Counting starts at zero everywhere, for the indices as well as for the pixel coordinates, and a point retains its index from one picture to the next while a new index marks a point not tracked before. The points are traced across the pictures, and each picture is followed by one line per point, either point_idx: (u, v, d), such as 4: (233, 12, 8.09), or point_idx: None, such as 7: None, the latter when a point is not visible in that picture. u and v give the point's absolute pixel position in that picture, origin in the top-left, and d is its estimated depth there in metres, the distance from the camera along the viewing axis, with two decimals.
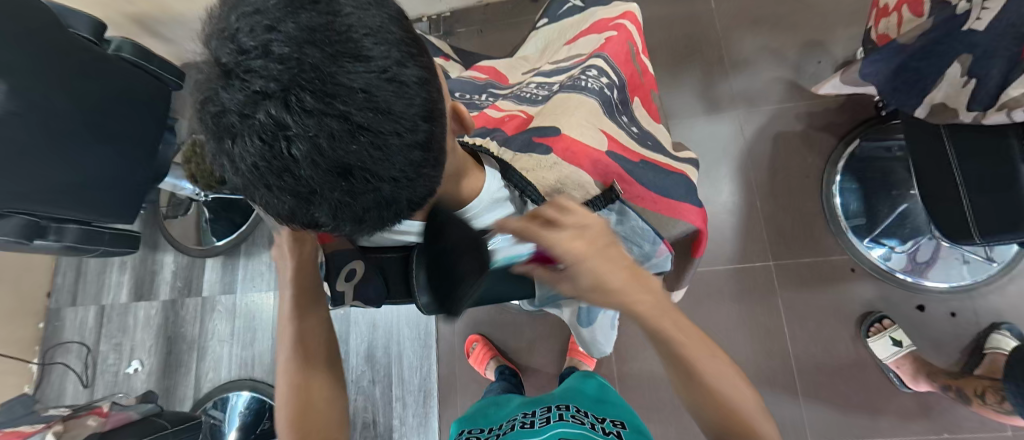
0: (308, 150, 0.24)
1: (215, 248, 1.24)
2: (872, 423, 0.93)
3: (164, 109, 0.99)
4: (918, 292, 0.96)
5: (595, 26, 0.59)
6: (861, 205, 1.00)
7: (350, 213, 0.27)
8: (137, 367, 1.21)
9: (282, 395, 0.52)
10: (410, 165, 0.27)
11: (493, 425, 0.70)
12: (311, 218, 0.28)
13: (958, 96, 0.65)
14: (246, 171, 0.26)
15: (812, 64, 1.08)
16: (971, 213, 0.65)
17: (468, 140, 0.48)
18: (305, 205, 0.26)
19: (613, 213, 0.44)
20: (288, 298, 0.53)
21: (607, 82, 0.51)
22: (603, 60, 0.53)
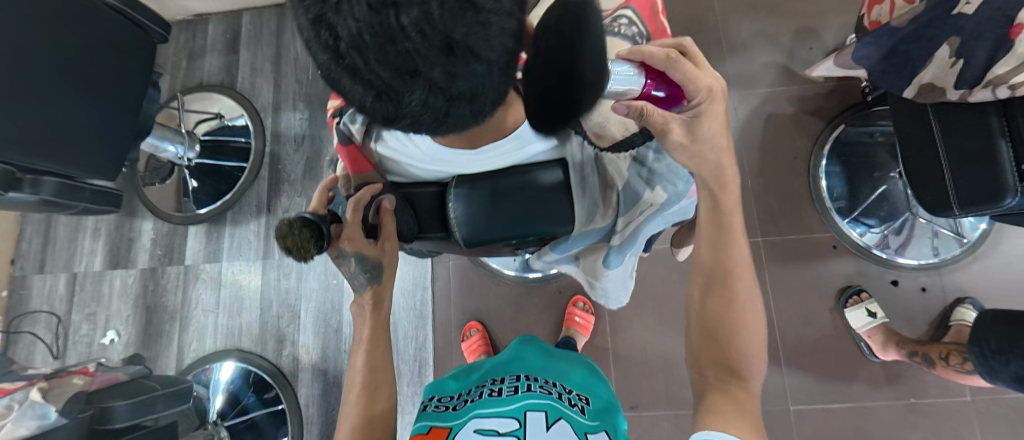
0: (419, 18, 0.21)
1: (198, 216, 1.20)
2: (847, 389, 0.99)
3: (152, 64, 0.92)
4: (892, 268, 1.02)
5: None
6: (845, 187, 1.05)
7: (442, 97, 0.25)
8: (113, 338, 1.15)
9: (348, 410, 0.53)
10: (509, 44, 0.25)
11: (462, 391, 0.71)
12: (399, 103, 0.25)
13: (945, 76, 0.69)
14: (337, 41, 0.22)
15: (805, 49, 1.12)
16: (953, 188, 0.70)
17: None
18: (399, 83, 0.23)
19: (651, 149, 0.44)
20: (364, 340, 0.56)
21: (637, 31, 0.54)
22: (632, 11, 0.56)
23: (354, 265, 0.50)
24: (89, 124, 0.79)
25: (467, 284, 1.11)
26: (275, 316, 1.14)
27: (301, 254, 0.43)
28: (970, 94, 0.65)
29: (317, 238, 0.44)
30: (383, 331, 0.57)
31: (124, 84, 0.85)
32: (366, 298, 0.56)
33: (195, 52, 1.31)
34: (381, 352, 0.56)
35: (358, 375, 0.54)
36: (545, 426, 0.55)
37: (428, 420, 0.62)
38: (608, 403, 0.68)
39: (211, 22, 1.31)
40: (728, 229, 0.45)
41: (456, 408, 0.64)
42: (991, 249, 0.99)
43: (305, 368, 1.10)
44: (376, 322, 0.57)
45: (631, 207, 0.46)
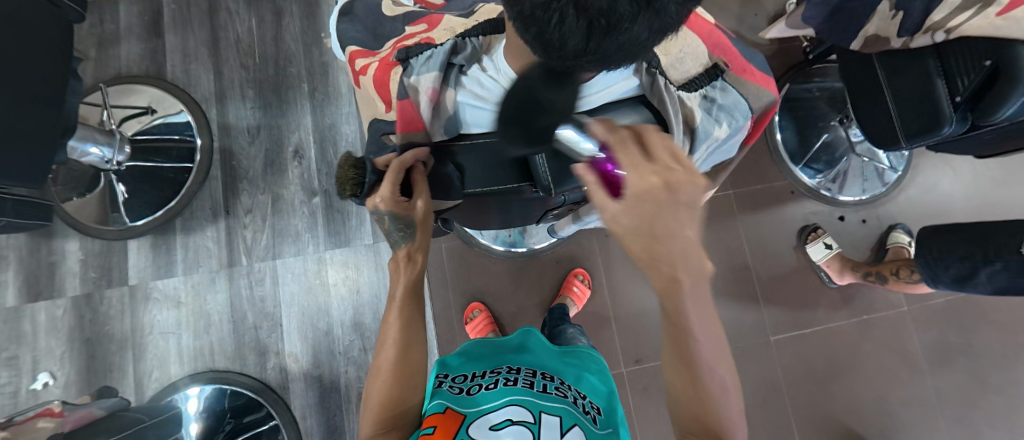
0: None
1: (137, 228, 1.04)
2: (814, 315, 1.12)
3: (69, 47, 0.78)
4: (839, 206, 1.16)
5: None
6: (795, 138, 1.17)
7: (654, 28, 0.24)
8: (47, 381, 0.97)
9: (382, 363, 0.49)
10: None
11: (475, 371, 0.61)
12: (613, 35, 0.23)
13: (887, 27, 0.78)
14: None
15: (751, 15, 1.22)
16: (901, 122, 0.81)
17: None
18: (631, 13, 0.22)
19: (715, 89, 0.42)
20: (397, 298, 0.52)
21: None
22: None
23: (388, 223, 0.45)
24: (16, 117, 0.66)
25: (461, 266, 1.09)
26: (252, 328, 1.03)
27: (342, 191, 0.42)
28: (910, 41, 0.76)
29: (358, 185, 0.42)
30: (417, 289, 0.53)
31: (40, 68, 0.71)
32: (400, 255, 0.52)
33: (106, 38, 1.13)
34: (414, 313, 0.52)
35: (395, 332, 0.49)
36: (559, 434, 0.47)
37: (441, 398, 0.52)
38: (614, 402, 0.60)
39: (124, 3, 1.14)
40: (678, 313, 0.39)
41: (470, 392, 0.53)
42: (911, 182, 1.17)
43: (296, 378, 1.01)
44: (408, 281, 0.52)
45: (701, 145, 0.43)
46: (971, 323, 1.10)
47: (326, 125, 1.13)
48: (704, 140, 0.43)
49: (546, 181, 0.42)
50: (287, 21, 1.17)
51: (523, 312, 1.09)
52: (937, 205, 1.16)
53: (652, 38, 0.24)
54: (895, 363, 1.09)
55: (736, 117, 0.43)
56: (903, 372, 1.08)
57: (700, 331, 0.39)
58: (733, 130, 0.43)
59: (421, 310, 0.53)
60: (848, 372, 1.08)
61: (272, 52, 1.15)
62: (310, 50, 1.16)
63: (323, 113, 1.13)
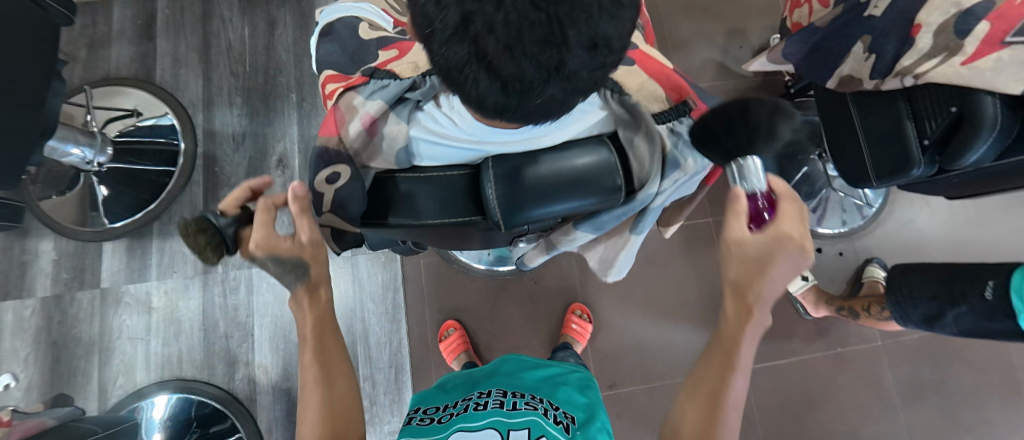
0: (577, 25, 0.22)
1: (114, 230, 1.04)
2: (789, 345, 1.12)
3: (55, 50, 0.78)
4: (816, 237, 1.18)
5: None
6: (776, 169, 1.19)
7: (564, 94, 0.26)
8: None
9: (309, 410, 0.47)
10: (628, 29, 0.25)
11: (448, 403, 0.61)
12: (527, 98, 0.25)
13: (861, 68, 0.81)
14: (484, 42, 0.22)
15: (736, 48, 1.26)
16: (871, 163, 0.83)
17: None
18: (540, 78, 0.24)
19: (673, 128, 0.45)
20: (308, 340, 0.49)
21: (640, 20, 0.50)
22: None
23: (273, 266, 0.42)
24: None
25: (439, 282, 1.08)
26: (223, 337, 1.01)
27: (204, 258, 0.40)
28: (881, 83, 0.77)
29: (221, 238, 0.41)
30: (327, 321, 0.50)
31: (23, 69, 0.71)
32: (300, 293, 0.47)
33: (97, 40, 1.14)
34: (331, 346, 0.50)
35: (311, 372, 0.48)
36: None
37: (409, 435, 0.53)
38: (593, 411, 0.60)
39: (118, 7, 1.15)
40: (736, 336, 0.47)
41: (440, 421, 0.54)
42: (887, 217, 1.19)
43: (264, 390, 1.00)
44: (315, 317, 0.49)
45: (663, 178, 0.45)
46: (944, 360, 1.10)
47: (312, 135, 1.14)
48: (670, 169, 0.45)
49: (496, 215, 0.37)
50: (281, 32, 1.18)
51: (499, 332, 1.08)
52: (912, 240, 1.18)
53: (568, 99, 0.26)
54: (868, 398, 1.09)
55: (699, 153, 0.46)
56: (876, 407, 1.08)
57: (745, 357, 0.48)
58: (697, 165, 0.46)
59: (339, 342, 0.51)
60: (821, 405, 1.08)
61: (263, 61, 1.16)
62: (300, 61, 1.17)
63: (311, 123, 1.14)
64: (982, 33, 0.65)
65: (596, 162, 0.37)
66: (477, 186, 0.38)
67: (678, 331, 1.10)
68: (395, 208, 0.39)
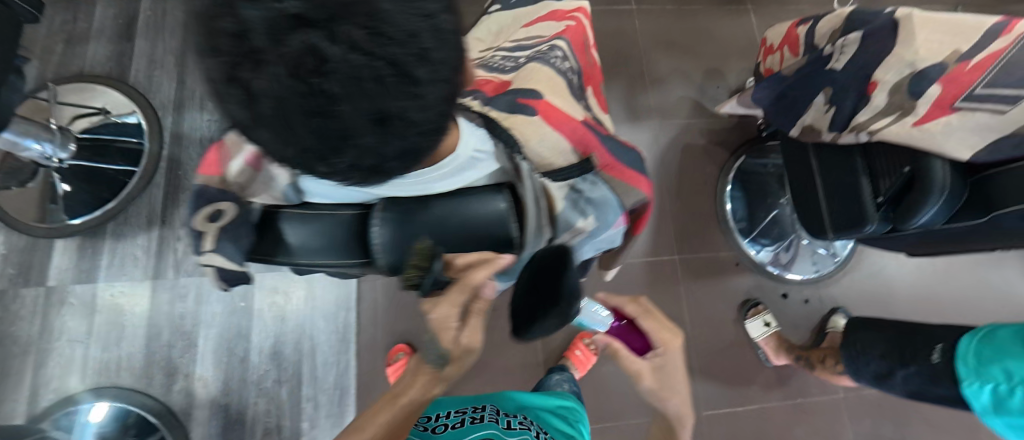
0: (348, 90, 0.20)
1: (68, 227, 1.02)
2: (748, 392, 1.09)
3: (15, 46, 0.78)
4: (784, 282, 1.16)
5: (539, 19, 0.62)
6: (745, 210, 1.18)
7: (372, 161, 0.24)
8: None
9: None
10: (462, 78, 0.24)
11: (436, 413, 0.57)
12: (328, 162, 0.23)
13: (821, 119, 0.81)
14: (258, 105, 0.21)
15: (713, 88, 1.27)
16: (829, 216, 0.82)
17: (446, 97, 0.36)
18: (326, 144, 0.22)
19: (584, 182, 0.38)
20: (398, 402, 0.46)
21: (569, 66, 0.48)
22: (564, 43, 0.50)
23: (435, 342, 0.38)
24: None
25: (395, 303, 1.06)
26: (166, 346, 0.99)
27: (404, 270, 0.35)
28: (840, 136, 0.77)
29: (420, 282, 0.35)
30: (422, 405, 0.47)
31: None
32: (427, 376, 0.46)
33: (75, 35, 1.15)
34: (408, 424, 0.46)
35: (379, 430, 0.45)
36: None
37: None
38: None
39: (100, 5, 1.16)
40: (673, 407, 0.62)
41: (434, 431, 0.50)
42: (855, 266, 1.18)
43: (202, 404, 0.97)
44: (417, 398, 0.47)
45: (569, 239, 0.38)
46: (905, 418, 1.08)
47: None
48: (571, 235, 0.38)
49: (379, 259, 0.35)
50: None
51: None
52: (878, 290, 1.17)
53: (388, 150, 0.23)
54: None
55: (603, 214, 0.39)
56: None
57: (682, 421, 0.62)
58: (601, 226, 0.40)
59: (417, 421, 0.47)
60: None
61: None
62: None
63: None
64: (935, 95, 0.64)
65: (493, 214, 0.35)
66: (366, 228, 0.36)
67: None
68: (281, 248, 0.36)
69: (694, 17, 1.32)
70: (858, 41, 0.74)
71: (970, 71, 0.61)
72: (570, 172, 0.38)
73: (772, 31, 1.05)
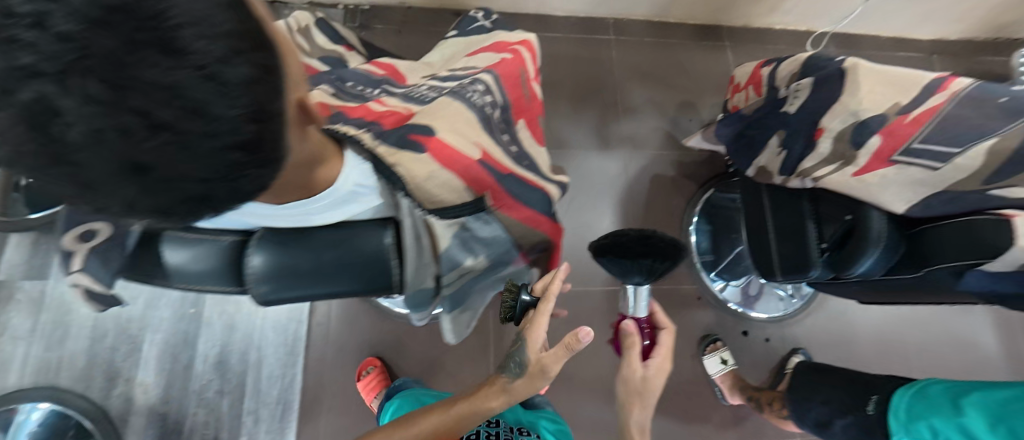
0: (89, 136, 0.22)
1: (25, 222, 0.99)
2: (702, 430, 1.07)
3: None
4: (745, 319, 1.15)
5: (482, 49, 0.62)
6: (709, 244, 1.19)
7: (153, 197, 0.26)
8: None
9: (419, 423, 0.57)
10: (249, 134, 0.26)
11: None
12: (105, 195, 0.26)
13: (773, 161, 0.82)
14: (21, 141, 0.23)
15: (686, 121, 1.29)
16: (778, 258, 0.81)
17: (334, 127, 0.37)
18: (92, 180, 0.24)
19: (476, 221, 0.39)
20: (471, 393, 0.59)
21: (490, 100, 0.48)
22: (491, 77, 0.51)
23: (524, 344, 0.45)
24: None
25: (348, 318, 1.05)
26: (109, 349, 0.97)
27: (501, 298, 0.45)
28: (788, 180, 0.77)
29: (512, 305, 0.44)
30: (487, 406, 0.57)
31: None
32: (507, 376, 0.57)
33: None
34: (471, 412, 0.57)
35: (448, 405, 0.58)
36: None
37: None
38: None
39: None
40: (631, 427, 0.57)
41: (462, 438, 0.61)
42: (818, 306, 1.17)
43: (140, 411, 0.95)
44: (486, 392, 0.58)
45: (452, 274, 0.40)
46: None
47: None
48: (457, 270, 0.41)
49: (251, 285, 0.35)
50: None
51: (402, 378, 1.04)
52: (840, 333, 1.16)
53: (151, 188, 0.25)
54: None
55: (493, 251, 0.42)
56: None
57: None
58: (490, 261, 0.42)
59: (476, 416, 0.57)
60: None
61: None
62: None
63: None
64: (874, 147, 0.63)
65: (373, 248, 0.36)
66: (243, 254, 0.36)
67: (590, 400, 1.05)
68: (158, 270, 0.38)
69: (671, 50, 1.34)
70: (811, 86, 0.75)
71: (907, 124, 0.61)
72: (465, 209, 0.36)
73: (740, 70, 1.07)
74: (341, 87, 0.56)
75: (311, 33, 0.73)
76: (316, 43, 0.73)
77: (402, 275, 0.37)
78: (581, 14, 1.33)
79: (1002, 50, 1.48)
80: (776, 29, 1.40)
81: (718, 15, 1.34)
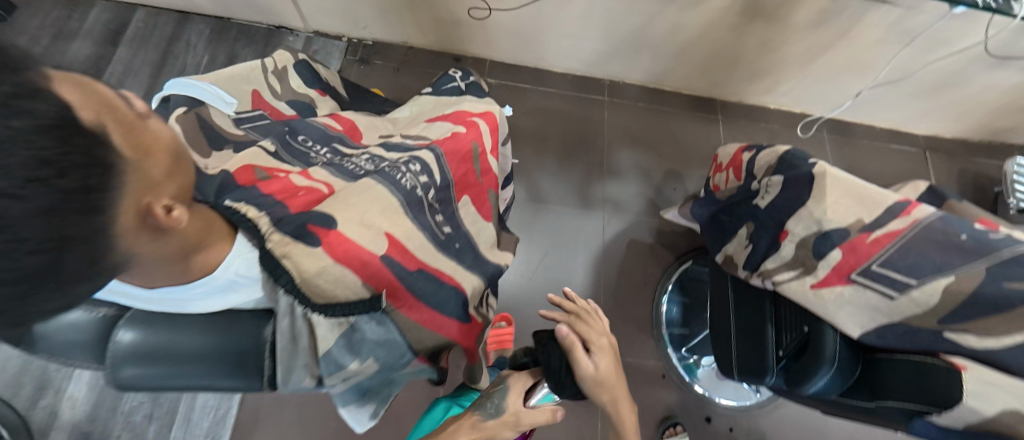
0: None
1: None
2: None
3: None
4: (709, 405, 1.10)
5: (442, 116, 0.62)
6: (682, 317, 1.16)
7: None
8: None
9: None
10: (30, 267, 0.26)
11: None
12: None
13: (739, 253, 0.79)
14: None
15: (670, 190, 1.28)
16: (737, 357, 0.78)
17: (235, 204, 0.39)
18: None
19: (371, 322, 0.40)
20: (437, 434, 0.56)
21: (424, 182, 0.48)
22: (432, 155, 0.50)
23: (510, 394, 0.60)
24: None
25: None
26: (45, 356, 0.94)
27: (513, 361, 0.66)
28: (750, 277, 0.74)
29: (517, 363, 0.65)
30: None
31: None
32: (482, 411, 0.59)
33: (66, 32, 1.21)
34: None
35: None
36: None
37: None
38: None
39: (98, 10, 1.24)
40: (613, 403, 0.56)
41: None
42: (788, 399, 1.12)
43: (59, 428, 0.90)
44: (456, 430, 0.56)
45: (331, 376, 0.39)
46: None
47: None
48: (338, 373, 0.39)
49: (109, 363, 0.32)
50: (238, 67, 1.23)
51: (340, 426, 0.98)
52: (808, 431, 1.10)
53: None
54: None
55: (384, 356, 0.41)
56: None
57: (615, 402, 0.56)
58: (381, 366, 0.41)
59: None
60: None
61: None
62: None
63: None
64: (834, 262, 0.61)
65: (252, 338, 0.35)
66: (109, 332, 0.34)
67: None
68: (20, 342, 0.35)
69: (663, 118, 1.35)
70: (780, 185, 0.73)
71: (869, 243, 0.59)
72: (354, 309, 0.38)
73: (723, 150, 1.06)
74: (292, 142, 0.56)
75: (287, 75, 0.74)
76: (289, 85, 0.73)
77: (274, 370, 0.36)
78: (577, 73, 1.35)
79: (999, 153, 1.47)
80: (770, 108, 1.41)
81: (713, 88, 1.36)
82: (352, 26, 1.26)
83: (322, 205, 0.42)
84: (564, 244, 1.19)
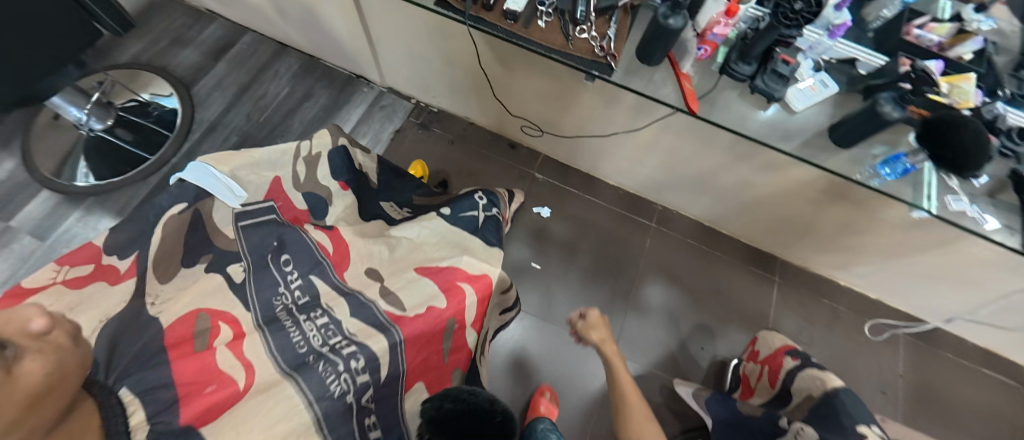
0: None
1: (73, 189, 1.12)
2: None
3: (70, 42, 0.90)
4: None
5: (427, 269, 0.61)
6: None
7: None
8: None
9: None
10: None
11: None
12: None
13: None
14: None
15: (696, 348, 1.13)
16: None
17: (124, 394, 0.39)
18: None
19: None
20: None
21: (363, 379, 0.51)
22: (387, 344, 0.53)
23: None
24: None
25: None
26: None
27: None
28: None
29: None
30: None
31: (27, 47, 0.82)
32: None
33: (181, 38, 1.34)
34: None
35: None
36: None
37: None
38: None
39: (214, 26, 1.37)
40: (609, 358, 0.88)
41: None
42: None
43: None
44: None
45: None
46: None
47: None
48: None
49: None
50: (310, 103, 1.29)
51: None
52: None
53: None
54: None
55: None
56: None
57: (609, 356, 0.88)
58: None
59: None
60: None
61: (278, 118, 1.27)
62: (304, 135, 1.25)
63: None
64: None
65: None
66: None
67: None
68: None
69: (711, 263, 1.22)
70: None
71: None
72: None
73: (766, 335, 0.90)
74: (256, 257, 0.54)
75: (318, 162, 0.73)
76: (314, 173, 0.72)
77: None
78: (631, 191, 1.27)
79: None
80: (841, 285, 1.22)
81: (778, 247, 1.21)
82: (422, 93, 1.28)
83: (213, 424, 0.41)
84: (557, 376, 1.07)
